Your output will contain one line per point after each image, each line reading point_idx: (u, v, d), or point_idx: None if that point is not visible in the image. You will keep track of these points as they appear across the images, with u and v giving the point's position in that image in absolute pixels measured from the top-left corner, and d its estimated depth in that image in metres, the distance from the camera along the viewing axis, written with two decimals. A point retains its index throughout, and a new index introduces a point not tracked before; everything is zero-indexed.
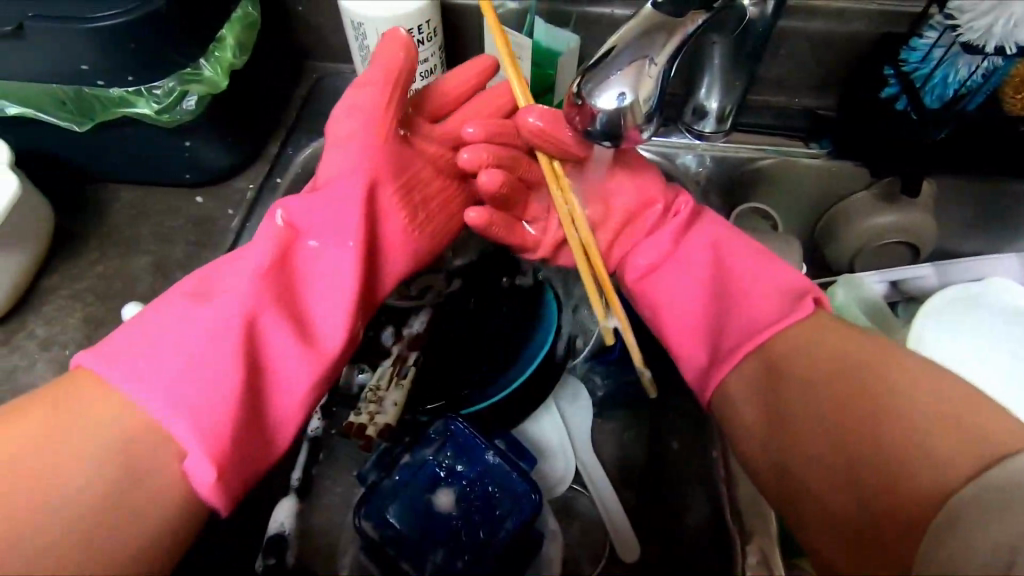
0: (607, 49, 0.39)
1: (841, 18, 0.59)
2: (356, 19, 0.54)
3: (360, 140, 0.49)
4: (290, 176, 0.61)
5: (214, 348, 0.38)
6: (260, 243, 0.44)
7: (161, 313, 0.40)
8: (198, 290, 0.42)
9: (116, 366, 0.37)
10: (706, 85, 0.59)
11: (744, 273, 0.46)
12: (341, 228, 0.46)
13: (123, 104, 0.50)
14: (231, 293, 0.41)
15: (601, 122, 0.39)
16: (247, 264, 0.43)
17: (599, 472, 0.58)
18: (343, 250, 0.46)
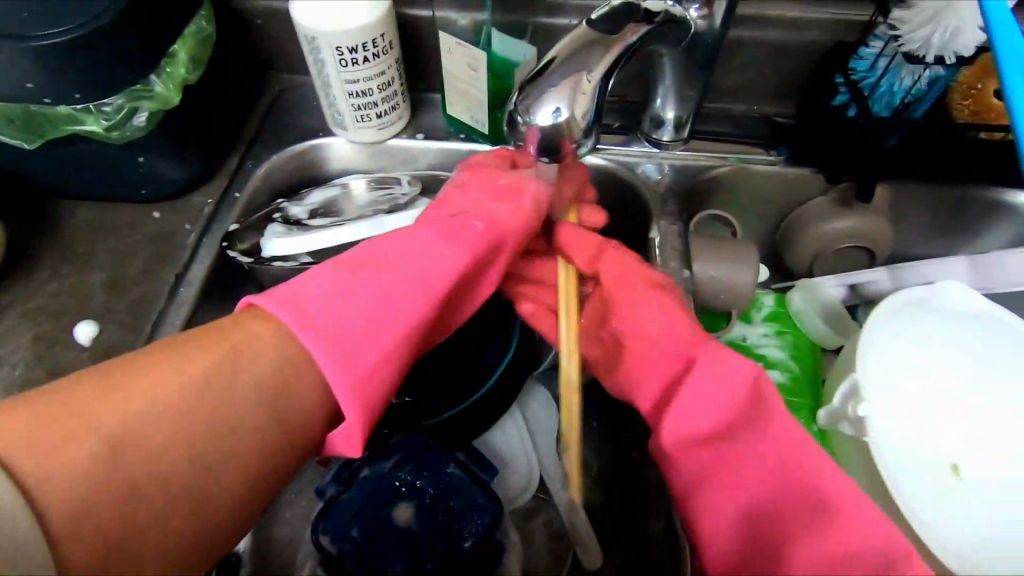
0: (541, 66, 0.39)
1: (792, 28, 0.61)
2: (309, 33, 0.54)
3: (495, 186, 0.52)
4: (248, 190, 0.61)
5: (382, 335, 0.42)
6: (419, 240, 0.47)
7: (344, 278, 0.44)
8: (375, 269, 0.45)
9: (319, 327, 0.41)
10: (661, 95, 0.59)
11: (815, 472, 0.40)
12: (458, 249, 0.48)
13: (72, 121, 0.50)
14: (397, 279, 0.45)
15: (539, 138, 0.39)
16: (415, 257, 0.46)
17: (562, 480, 0.58)
18: (439, 282, 0.47)
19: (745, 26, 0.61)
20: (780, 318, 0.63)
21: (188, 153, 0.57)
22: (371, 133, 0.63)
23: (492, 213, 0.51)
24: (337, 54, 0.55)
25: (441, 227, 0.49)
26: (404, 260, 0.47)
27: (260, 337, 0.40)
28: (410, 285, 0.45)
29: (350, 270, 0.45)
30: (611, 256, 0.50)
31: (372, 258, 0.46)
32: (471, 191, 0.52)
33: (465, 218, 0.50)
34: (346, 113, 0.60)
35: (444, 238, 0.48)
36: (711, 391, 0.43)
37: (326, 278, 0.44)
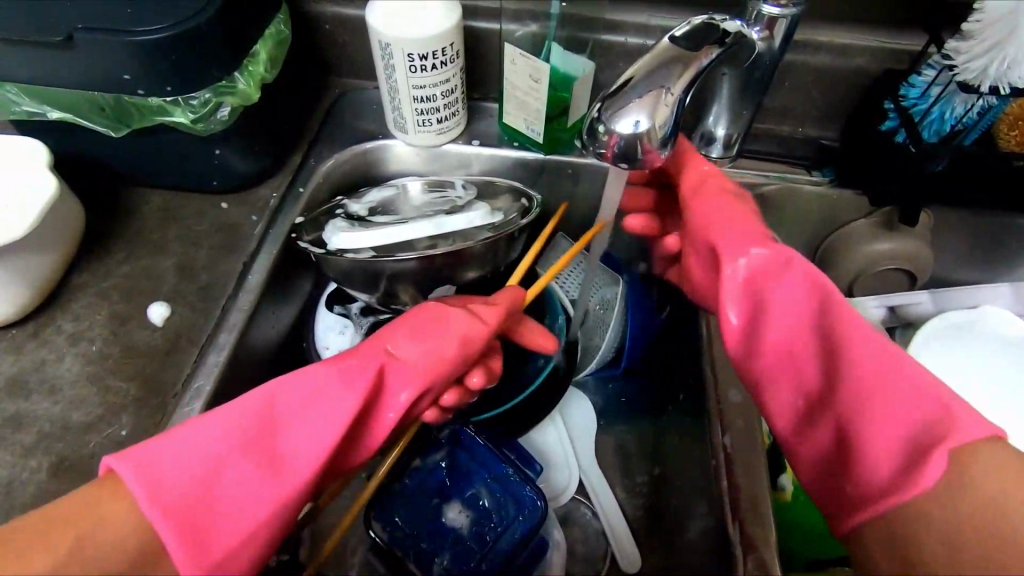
0: (624, 80, 0.41)
1: (844, 54, 0.63)
2: (384, 40, 0.56)
3: (432, 325, 0.47)
4: (312, 186, 0.63)
5: (249, 496, 0.39)
6: (307, 381, 0.42)
7: (224, 438, 0.40)
8: (262, 434, 0.41)
9: (176, 501, 0.37)
10: (714, 113, 0.61)
11: (945, 410, 0.39)
12: (351, 382, 0.42)
13: (160, 112, 0.53)
14: (270, 443, 0.41)
15: (619, 145, 0.41)
16: (293, 403, 0.42)
17: (601, 482, 0.60)
18: (329, 417, 0.41)
19: (796, 50, 0.63)
20: None
21: (258, 148, 0.60)
22: (430, 137, 0.65)
23: (399, 351, 0.45)
24: (409, 60, 0.57)
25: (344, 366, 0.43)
26: (296, 417, 0.42)
27: (115, 516, 0.36)
28: (298, 450, 0.40)
29: (236, 433, 0.40)
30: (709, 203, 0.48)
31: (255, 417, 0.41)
32: (393, 334, 0.46)
33: (365, 372, 0.43)
34: (408, 117, 0.63)
35: (339, 382, 0.42)
36: (795, 304, 0.44)
37: (207, 435, 0.39)
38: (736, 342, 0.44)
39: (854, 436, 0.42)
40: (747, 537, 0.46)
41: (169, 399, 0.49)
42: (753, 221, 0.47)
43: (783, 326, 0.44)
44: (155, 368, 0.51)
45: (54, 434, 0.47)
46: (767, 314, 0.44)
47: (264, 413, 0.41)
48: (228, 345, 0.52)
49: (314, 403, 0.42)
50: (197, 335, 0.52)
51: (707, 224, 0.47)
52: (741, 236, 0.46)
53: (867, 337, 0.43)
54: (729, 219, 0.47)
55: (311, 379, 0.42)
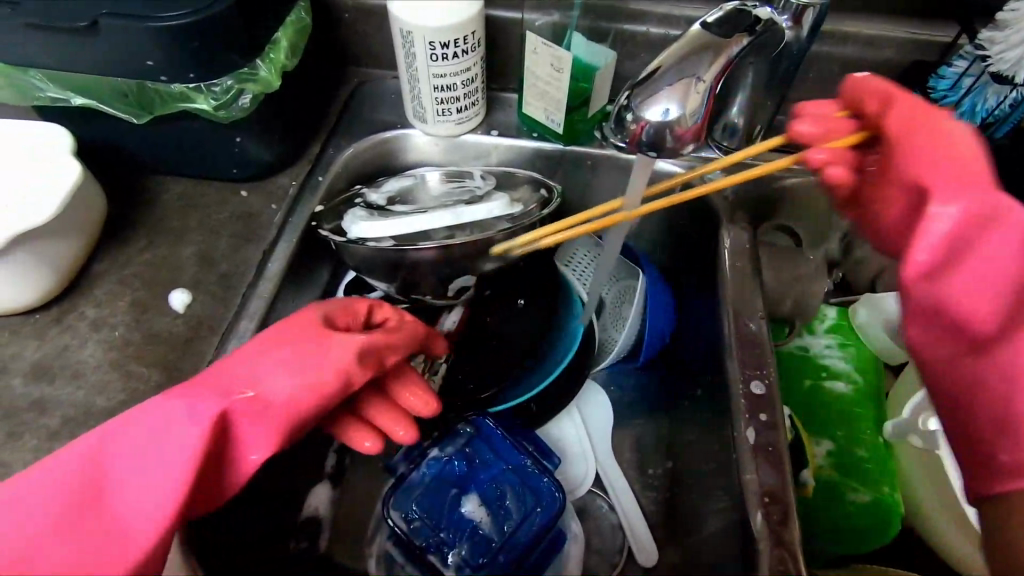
0: (653, 68, 0.40)
1: (871, 44, 0.62)
2: (406, 28, 0.56)
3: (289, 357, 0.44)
4: (331, 175, 0.63)
5: (110, 548, 0.36)
6: (124, 426, 0.40)
7: (56, 502, 0.37)
8: (95, 485, 0.38)
9: None
10: (737, 103, 0.59)
11: None
12: (180, 412, 0.40)
13: (182, 99, 0.53)
14: (123, 492, 0.38)
15: (647, 133, 0.41)
16: (93, 445, 0.39)
17: (617, 476, 0.60)
18: (144, 461, 0.39)
19: (822, 41, 0.62)
20: (841, 332, 0.62)
21: (277, 137, 0.60)
22: (448, 126, 0.65)
23: (263, 387, 0.43)
24: (430, 48, 0.57)
25: (187, 399, 0.41)
26: (130, 466, 0.39)
27: None
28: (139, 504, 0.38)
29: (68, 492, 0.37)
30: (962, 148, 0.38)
31: (73, 481, 0.38)
32: (259, 364, 0.44)
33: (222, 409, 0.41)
34: (428, 106, 0.63)
35: (173, 417, 0.40)
36: (1002, 256, 0.37)
37: (44, 479, 0.38)
38: (927, 280, 0.37)
39: (1007, 407, 0.39)
40: (774, 532, 0.44)
41: None
42: (979, 160, 0.38)
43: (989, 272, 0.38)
44: (176, 355, 0.51)
45: (77, 419, 0.48)
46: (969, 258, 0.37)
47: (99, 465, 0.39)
48: (248, 333, 0.52)
49: (103, 448, 0.39)
50: (218, 324, 0.53)
51: (905, 135, 0.40)
52: (957, 174, 0.38)
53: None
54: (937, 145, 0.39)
55: (142, 426, 0.40)
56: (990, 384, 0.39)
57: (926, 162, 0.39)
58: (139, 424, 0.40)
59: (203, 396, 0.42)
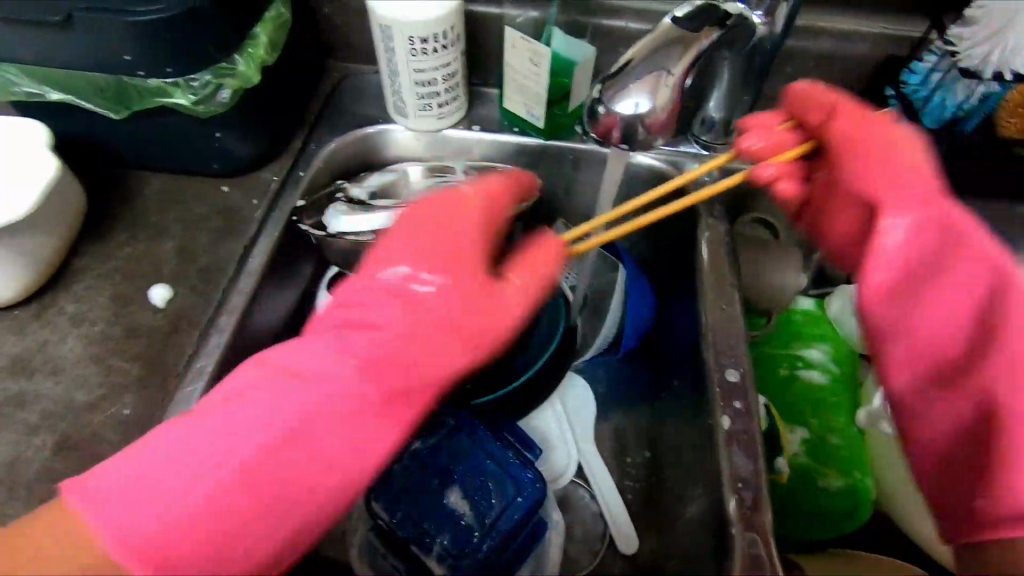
0: (624, 61, 0.41)
1: (844, 39, 0.63)
2: (384, 23, 0.56)
3: (467, 318, 0.38)
4: (312, 171, 0.63)
5: (303, 500, 0.36)
6: (324, 382, 0.37)
7: (231, 461, 0.35)
8: (273, 454, 0.36)
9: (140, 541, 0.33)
10: (714, 97, 0.59)
11: None
12: (374, 379, 0.37)
13: (160, 94, 0.52)
14: (305, 462, 0.36)
15: (618, 126, 0.42)
16: (286, 404, 0.36)
17: (599, 466, 0.61)
18: (340, 432, 0.37)
19: (797, 36, 0.63)
20: (819, 322, 0.63)
21: (258, 131, 0.60)
22: (430, 121, 0.65)
23: (433, 365, 0.38)
24: (409, 43, 0.57)
25: (366, 368, 0.37)
26: (308, 432, 0.36)
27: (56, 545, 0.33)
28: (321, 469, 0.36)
29: (245, 457, 0.35)
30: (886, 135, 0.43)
31: (259, 447, 0.35)
32: (437, 340, 0.38)
33: (398, 371, 0.38)
34: (409, 101, 0.63)
35: (364, 405, 0.37)
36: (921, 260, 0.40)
37: (217, 427, 0.36)
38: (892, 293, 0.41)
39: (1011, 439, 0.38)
40: (744, 516, 0.45)
41: (171, 380, 0.49)
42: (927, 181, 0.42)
43: (951, 284, 0.41)
44: (157, 349, 0.51)
45: (58, 413, 0.48)
46: (930, 284, 0.41)
47: (279, 433, 0.36)
48: (229, 327, 0.52)
49: (293, 424, 0.36)
50: (199, 318, 0.53)
51: (849, 141, 0.44)
52: (902, 186, 0.42)
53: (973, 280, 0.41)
54: (880, 163, 0.43)
55: (340, 397, 0.37)
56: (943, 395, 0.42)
57: (890, 178, 0.42)
58: (339, 395, 0.37)
59: (384, 367, 0.38)
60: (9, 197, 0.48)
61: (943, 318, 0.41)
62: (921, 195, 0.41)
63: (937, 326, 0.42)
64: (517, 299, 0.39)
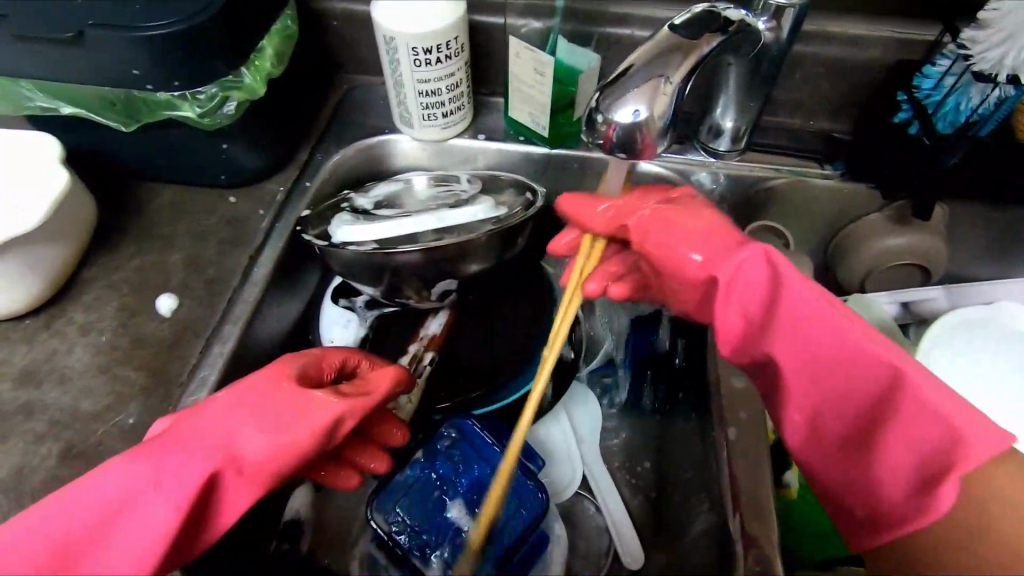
0: (624, 67, 0.40)
1: (856, 45, 0.62)
2: (389, 35, 0.57)
3: (277, 410, 0.44)
4: (319, 180, 0.64)
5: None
6: (125, 472, 0.40)
7: (42, 549, 0.38)
8: (80, 552, 0.38)
9: None
10: (722, 105, 0.61)
11: (905, 424, 0.38)
12: (176, 476, 0.41)
13: (168, 107, 0.53)
14: (119, 555, 0.38)
15: (616, 135, 0.40)
16: (98, 491, 0.39)
17: (605, 480, 0.60)
18: (143, 521, 0.39)
19: (807, 41, 0.62)
20: None
21: (265, 143, 0.60)
22: (435, 131, 0.66)
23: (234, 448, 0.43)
24: (413, 54, 0.58)
25: (166, 465, 0.41)
26: (120, 518, 0.39)
27: None
28: (126, 550, 0.38)
29: (62, 548, 0.38)
30: (703, 217, 0.47)
31: (77, 528, 0.38)
32: (237, 416, 0.44)
33: (190, 468, 0.41)
34: (414, 111, 0.63)
35: (160, 486, 0.40)
36: (795, 304, 0.42)
37: (41, 528, 0.38)
38: (737, 338, 0.44)
39: (879, 462, 0.39)
40: (747, 530, 0.43)
41: (175, 389, 0.50)
42: (728, 231, 0.46)
43: (786, 329, 0.43)
44: (163, 359, 0.52)
45: (64, 423, 0.48)
46: (777, 315, 0.43)
47: (72, 533, 0.38)
48: (232, 337, 0.52)
49: (108, 508, 0.39)
50: (203, 328, 0.53)
51: (642, 231, 0.48)
52: (715, 247, 0.45)
53: (806, 336, 0.42)
54: (691, 224, 0.47)
55: (134, 494, 0.39)
56: (812, 452, 0.43)
57: (701, 248, 0.45)
58: (133, 478, 0.40)
59: (174, 456, 0.41)
60: (8, 198, 0.50)
61: (799, 342, 0.42)
62: (706, 253, 0.45)
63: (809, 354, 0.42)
64: (320, 406, 0.45)
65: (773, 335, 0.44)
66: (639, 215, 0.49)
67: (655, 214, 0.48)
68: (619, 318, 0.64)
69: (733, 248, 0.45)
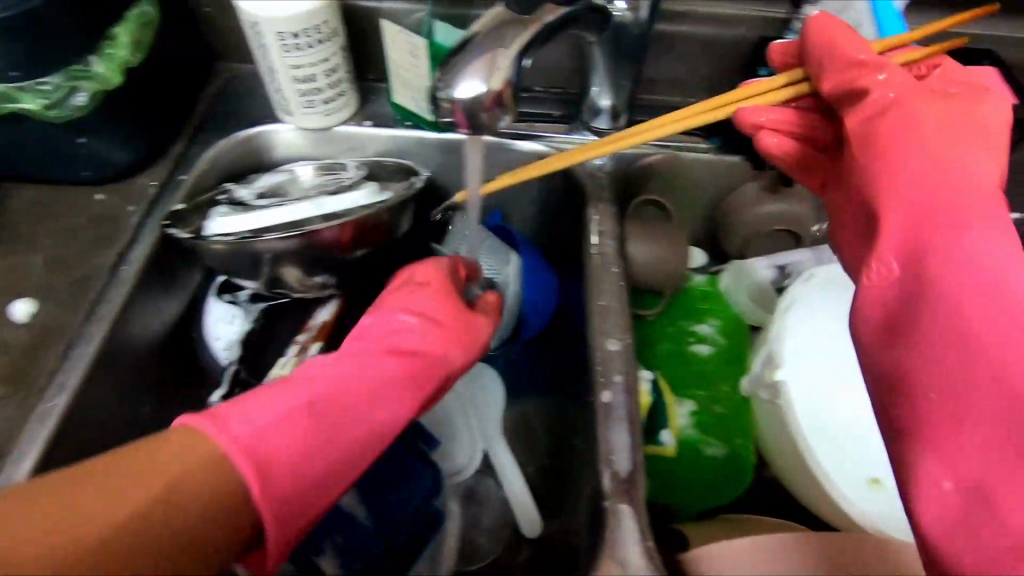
0: (460, 44, 0.40)
1: (722, 24, 0.65)
2: (252, 19, 0.55)
3: (460, 321, 0.50)
4: (194, 173, 0.62)
5: (310, 485, 0.38)
6: (387, 363, 0.45)
7: (309, 394, 0.40)
8: (340, 407, 0.41)
9: (273, 461, 0.36)
10: (598, 84, 0.62)
11: None
12: (421, 372, 0.46)
13: (6, 100, 0.50)
14: (357, 418, 0.41)
15: (461, 112, 0.40)
16: (386, 375, 0.44)
17: (505, 456, 0.60)
18: (386, 389, 0.44)
19: (676, 20, 0.65)
20: (710, 296, 0.65)
21: (129, 137, 0.58)
22: (315, 119, 0.65)
23: (446, 356, 0.48)
24: (280, 39, 0.56)
25: (415, 367, 0.46)
26: (357, 392, 0.42)
27: (180, 453, 0.34)
28: (363, 418, 0.41)
29: (341, 392, 0.41)
30: (961, 85, 0.42)
31: (334, 389, 0.41)
32: (410, 321, 0.49)
33: (422, 364, 0.46)
34: (291, 98, 0.62)
35: (408, 381, 0.45)
36: (987, 282, 0.34)
37: (325, 383, 0.42)
38: (884, 316, 0.38)
39: None
40: (619, 488, 0.44)
41: (33, 396, 0.47)
42: (977, 141, 0.40)
43: (985, 314, 0.34)
44: (20, 365, 0.49)
45: None
46: (958, 292, 0.35)
47: (357, 395, 0.42)
48: (98, 337, 0.50)
49: (372, 384, 0.43)
50: (66, 330, 0.51)
51: (898, 105, 0.41)
52: (944, 198, 0.38)
53: (989, 302, 0.34)
54: (926, 145, 0.40)
55: (378, 376, 0.44)
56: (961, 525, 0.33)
57: (908, 191, 0.39)
58: (369, 364, 0.45)
59: (401, 355, 0.46)
60: None
61: (996, 331, 0.33)
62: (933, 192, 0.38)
63: (986, 334, 0.33)
64: (481, 326, 0.52)
65: (957, 319, 0.34)
66: (890, 74, 0.42)
67: (908, 91, 0.41)
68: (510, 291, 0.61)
69: (968, 204, 0.37)
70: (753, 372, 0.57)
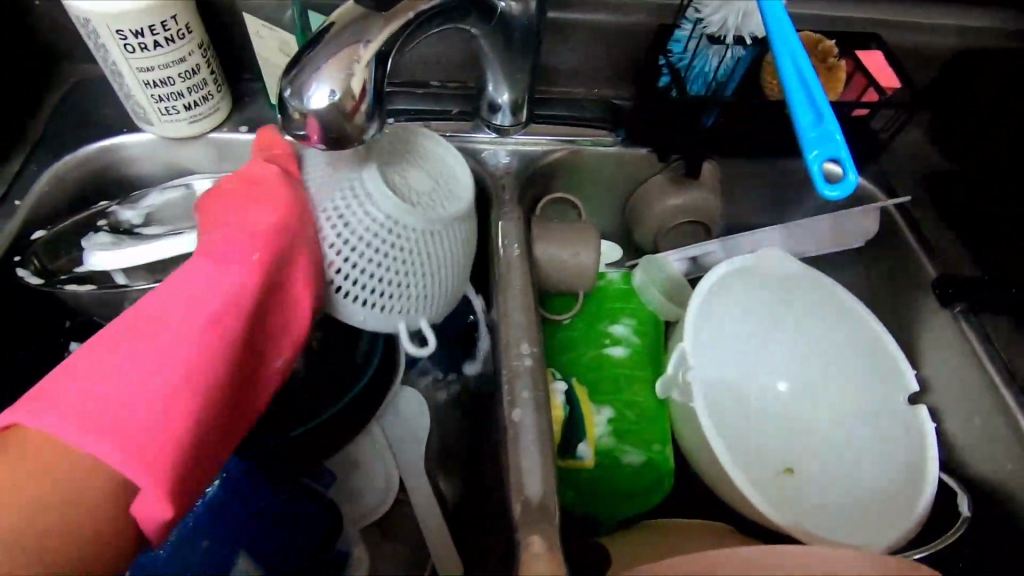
0: (306, 49, 0.39)
1: (621, 11, 0.62)
2: (82, 16, 0.48)
3: (258, 197, 0.44)
4: (31, 198, 0.56)
5: (143, 423, 0.35)
6: (201, 269, 0.41)
7: (101, 348, 0.37)
8: (148, 336, 0.38)
9: (83, 412, 0.35)
10: (493, 80, 0.59)
11: None
12: (242, 251, 0.42)
13: None
14: (175, 335, 0.38)
15: (320, 123, 0.39)
16: (200, 279, 0.41)
17: (414, 470, 0.60)
18: (200, 293, 0.40)
19: (572, 8, 0.62)
20: (625, 295, 0.62)
21: None
22: (181, 127, 0.57)
23: (255, 222, 0.43)
24: (120, 39, 0.48)
25: (224, 253, 0.42)
26: (173, 311, 0.39)
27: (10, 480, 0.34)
28: (181, 328, 0.39)
29: (142, 327, 0.39)
30: None
31: (138, 323, 0.39)
32: (227, 217, 0.44)
33: (239, 244, 0.42)
34: (147, 106, 0.54)
35: (225, 263, 0.41)
36: None
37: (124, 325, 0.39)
38: None
39: None
40: (526, 519, 0.42)
41: None
42: None
43: None
44: None
45: None
46: None
47: (162, 317, 0.39)
48: None
49: (191, 296, 0.40)
50: None
51: None
52: None
53: None
54: None
55: (197, 286, 0.41)
56: None
57: None
58: (188, 282, 0.41)
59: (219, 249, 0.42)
60: None
61: None
62: None
63: None
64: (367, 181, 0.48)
65: None
66: None
67: None
68: (450, 170, 0.48)
69: None
70: (667, 372, 0.55)
